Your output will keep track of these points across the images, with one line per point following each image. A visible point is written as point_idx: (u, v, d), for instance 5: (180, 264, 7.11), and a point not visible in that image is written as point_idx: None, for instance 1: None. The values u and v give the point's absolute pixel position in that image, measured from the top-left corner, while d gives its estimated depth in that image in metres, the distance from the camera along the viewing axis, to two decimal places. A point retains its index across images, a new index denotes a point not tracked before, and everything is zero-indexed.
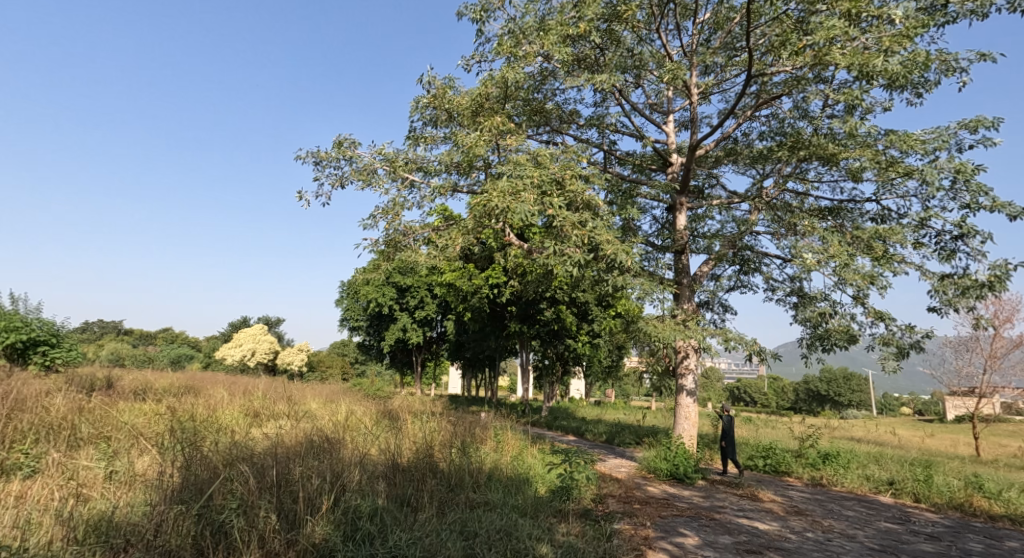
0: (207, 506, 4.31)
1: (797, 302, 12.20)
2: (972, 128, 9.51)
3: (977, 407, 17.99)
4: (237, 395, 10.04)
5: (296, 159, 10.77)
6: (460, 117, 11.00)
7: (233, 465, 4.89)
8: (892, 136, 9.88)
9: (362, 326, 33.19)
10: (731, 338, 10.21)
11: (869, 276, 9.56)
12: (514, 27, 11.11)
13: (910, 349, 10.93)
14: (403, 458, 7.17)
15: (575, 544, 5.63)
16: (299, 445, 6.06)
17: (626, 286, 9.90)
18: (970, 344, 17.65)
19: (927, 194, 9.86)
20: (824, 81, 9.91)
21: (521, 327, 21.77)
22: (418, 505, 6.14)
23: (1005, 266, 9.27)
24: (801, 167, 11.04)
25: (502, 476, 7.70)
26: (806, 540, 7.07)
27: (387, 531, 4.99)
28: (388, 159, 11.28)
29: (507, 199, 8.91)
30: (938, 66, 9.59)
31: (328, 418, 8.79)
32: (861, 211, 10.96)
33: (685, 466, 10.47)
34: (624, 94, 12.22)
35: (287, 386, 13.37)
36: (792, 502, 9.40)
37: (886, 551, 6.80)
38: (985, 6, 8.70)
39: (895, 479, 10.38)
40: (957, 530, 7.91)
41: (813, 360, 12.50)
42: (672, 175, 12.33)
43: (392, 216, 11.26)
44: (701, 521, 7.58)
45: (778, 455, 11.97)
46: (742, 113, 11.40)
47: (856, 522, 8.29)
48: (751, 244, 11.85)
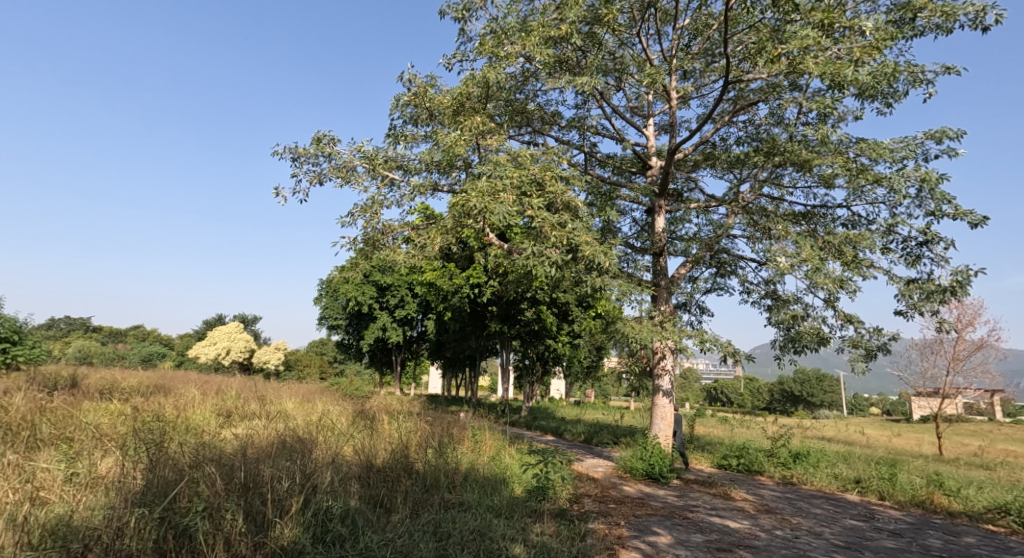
0: (171, 509, 4.26)
1: (771, 305, 12.43)
2: (937, 138, 9.82)
3: (940, 408, 18.61)
4: (209, 394, 9.88)
5: (273, 154, 10.46)
6: (441, 116, 10.96)
7: (201, 466, 4.82)
8: (862, 144, 10.14)
9: (341, 325, 32.91)
10: (707, 340, 10.35)
11: (839, 279, 9.80)
12: (497, 27, 11.14)
13: (878, 351, 11.21)
14: (378, 458, 7.15)
15: (549, 543, 5.68)
16: (270, 445, 5.99)
17: (605, 287, 9.97)
18: (934, 346, 18.21)
19: (895, 201, 10.15)
20: (798, 88, 10.13)
21: (501, 327, 21.82)
22: (392, 506, 6.13)
23: (967, 272, 9.59)
24: (776, 172, 11.27)
25: (478, 477, 7.71)
26: (775, 538, 7.22)
27: (358, 532, 4.99)
28: (368, 157, 11.22)
29: (486, 200, 8.93)
30: (907, 77, 9.88)
31: (302, 418, 8.68)
32: (833, 216, 11.23)
33: (660, 465, 10.58)
34: (605, 96, 12.33)
35: (263, 385, 13.21)
36: (763, 501, 9.58)
37: (851, 548, 6.98)
38: (951, 20, 8.97)
39: (862, 478, 10.66)
40: (918, 527, 8.16)
41: (786, 361, 12.76)
42: (651, 178, 12.46)
43: (371, 214, 11.18)
44: (674, 520, 7.69)
45: (750, 455, 12.17)
46: (720, 118, 11.58)
47: (824, 520, 8.48)
48: (728, 247, 12.06)
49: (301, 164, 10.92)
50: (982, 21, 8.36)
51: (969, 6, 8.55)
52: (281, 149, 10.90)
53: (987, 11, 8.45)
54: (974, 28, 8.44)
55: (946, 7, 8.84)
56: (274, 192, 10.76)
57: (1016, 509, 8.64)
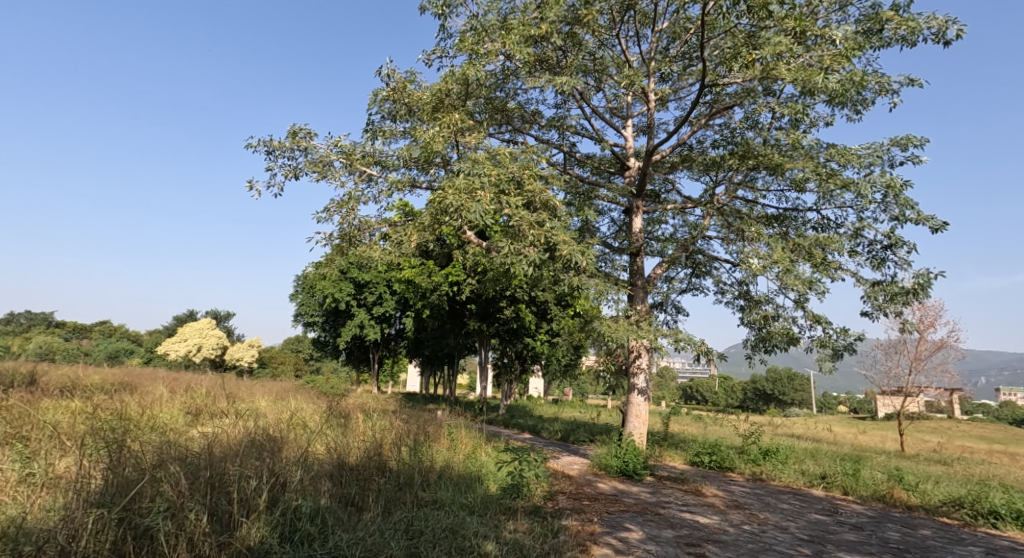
0: (131, 509, 4.19)
1: (744, 305, 12.68)
2: (903, 145, 10.12)
3: (903, 406, 19.17)
4: (178, 392, 9.67)
5: (248, 146, 10.73)
6: (420, 112, 10.91)
7: (164, 465, 4.74)
8: (832, 149, 10.39)
9: (317, 321, 32.50)
10: (681, 339, 10.51)
11: (808, 281, 10.04)
12: (477, 24, 11.12)
13: (844, 351, 11.51)
14: (350, 457, 7.11)
15: (521, 540, 5.73)
16: (238, 442, 5.91)
17: (582, 286, 10.04)
18: (898, 346, 18.75)
19: (862, 206, 10.44)
20: (772, 93, 10.33)
21: (480, 325, 21.85)
22: (364, 504, 6.10)
23: (928, 275, 9.92)
24: (750, 175, 11.49)
25: (453, 475, 7.72)
26: (742, 533, 7.38)
27: (328, 531, 4.96)
28: (345, 152, 11.12)
29: (462, 198, 8.94)
30: (874, 86, 10.15)
31: (273, 417, 8.56)
32: (803, 219, 11.51)
33: (635, 463, 10.73)
34: (585, 96, 12.41)
35: (235, 383, 12.99)
36: (733, 497, 9.79)
37: (815, 541, 7.17)
38: (915, 34, 9.24)
39: (827, 473, 10.96)
40: (878, 520, 8.42)
41: (757, 360, 13.03)
42: (629, 178, 12.58)
43: (348, 210, 11.09)
44: (646, 516, 7.82)
45: (722, 452, 12.38)
46: (697, 121, 11.75)
47: (790, 515, 8.70)
48: (703, 248, 12.28)
49: (276, 157, 10.78)
50: (944, 35, 8.64)
51: (932, 20, 8.82)
52: (255, 142, 10.74)
53: (949, 25, 8.73)
54: (936, 42, 8.73)
55: (911, 21, 9.11)
56: (247, 184, 10.63)
57: (970, 502, 8.98)
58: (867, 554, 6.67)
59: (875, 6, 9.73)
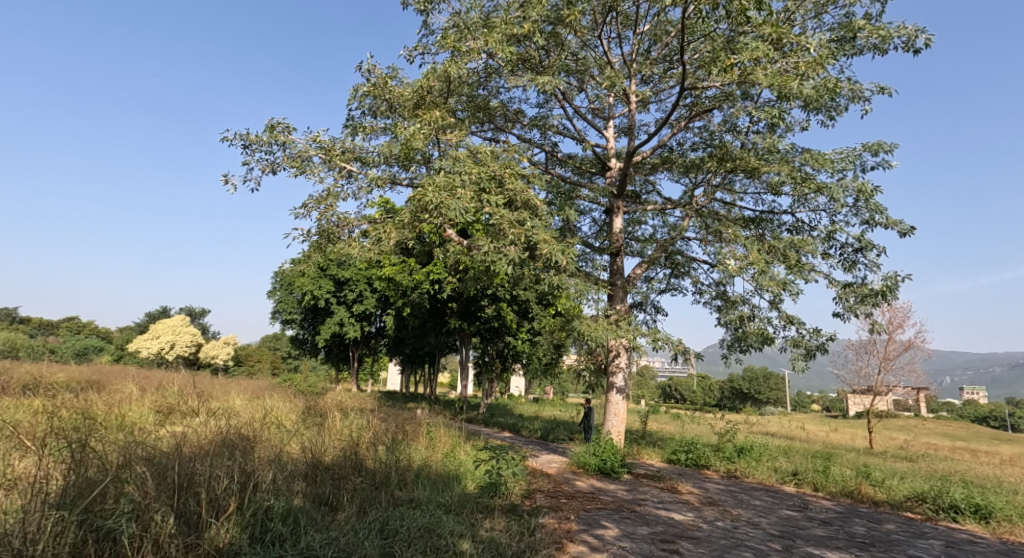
0: (93, 511, 4.11)
1: (721, 305, 12.87)
2: (874, 150, 10.36)
3: (872, 405, 19.66)
4: (148, 390, 9.46)
5: (223, 140, 10.32)
6: (401, 109, 10.83)
7: (130, 465, 4.66)
8: (807, 154, 10.59)
9: (295, 319, 32.08)
10: (659, 338, 10.62)
11: (782, 282, 10.23)
12: (459, 21, 11.10)
13: (817, 351, 11.75)
14: (326, 456, 7.04)
15: (497, 538, 5.75)
16: (210, 441, 5.82)
17: (563, 285, 10.07)
18: (868, 346, 19.23)
19: (834, 209, 10.67)
20: (750, 98, 10.47)
21: (461, 324, 21.82)
22: (338, 504, 6.06)
23: (896, 278, 10.18)
24: (728, 178, 11.64)
25: (430, 474, 7.71)
26: (715, 529, 7.50)
27: (301, 532, 4.92)
28: (324, 147, 10.99)
29: (442, 195, 8.91)
30: (848, 93, 10.38)
31: (247, 415, 8.42)
32: (779, 221, 11.71)
33: (612, 461, 10.83)
34: (567, 96, 12.46)
35: (208, 381, 12.74)
36: (708, 494, 9.93)
37: (785, 536, 7.31)
38: (886, 42, 9.46)
39: (798, 470, 11.19)
40: (846, 515, 8.62)
41: (733, 360, 13.21)
42: (610, 178, 12.64)
43: (326, 206, 10.97)
44: (622, 513, 7.90)
45: (698, 450, 12.54)
46: (677, 123, 11.87)
47: (762, 511, 8.87)
48: (682, 248, 12.42)
49: (253, 151, 10.61)
50: (913, 45, 8.87)
51: (902, 29, 9.04)
52: (232, 136, 10.55)
53: (917, 35, 8.96)
54: (905, 50, 8.96)
55: (882, 30, 9.33)
56: (222, 178, 10.45)
57: (932, 497, 9.24)
58: (834, 548, 6.83)
59: (849, 14, 9.94)
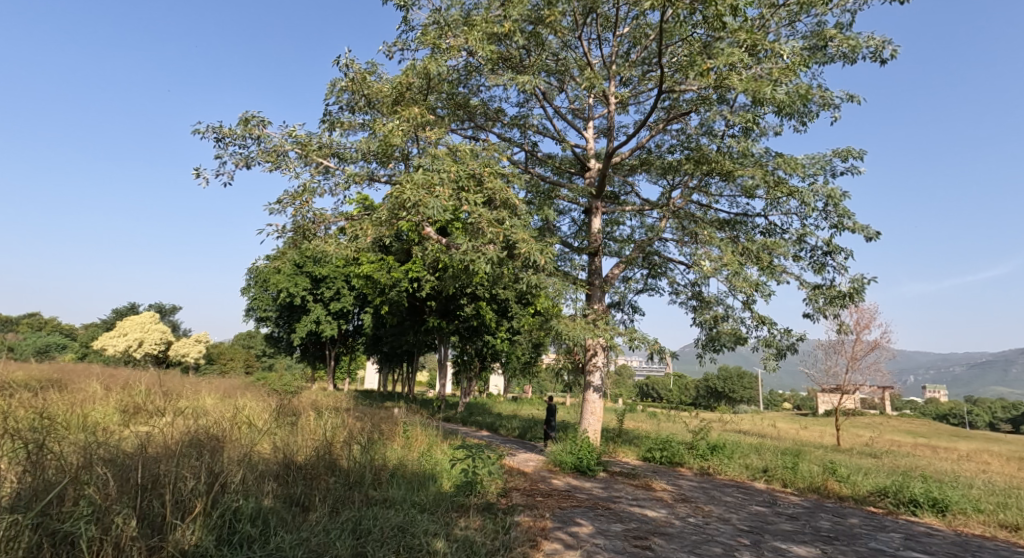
0: (49, 514, 3.99)
1: (696, 305, 13.05)
2: (843, 156, 10.62)
3: (840, 404, 20.16)
4: (114, 390, 9.20)
5: (195, 132, 10.07)
6: (380, 105, 10.73)
7: (91, 466, 4.55)
8: (779, 158, 10.80)
9: (270, 317, 31.59)
10: (636, 338, 10.72)
11: (755, 283, 10.41)
12: (440, 18, 11.02)
13: (787, 351, 11.99)
14: (299, 456, 6.95)
15: (471, 537, 5.75)
16: (177, 441, 5.70)
17: (541, 285, 10.10)
18: (837, 346, 19.72)
19: (805, 213, 10.91)
20: (725, 102, 10.63)
21: (440, 322, 21.77)
22: (310, 504, 6.00)
23: (863, 280, 10.46)
24: (705, 181, 11.81)
25: (406, 473, 7.68)
26: (687, 525, 7.61)
27: (270, 533, 4.86)
28: (300, 142, 10.84)
29: (420, 193, 8.86)
30: (819, 100, 10.61)
31: (218, 415, 8.25)
32: (753, 224, 11.92)
33: (588, 459, 10.92)
34: (548, 96, 12.51)
35: (177, 379, 12.44)
36: (681, 491, 10.07)
37: (754, 532, 7.46)
38: (855, 52, 9.70)
39: (769, 467, 11.43)
40: (812, 510, 8.83)
41: (707, 359, 13.41)
42: (589, 178, 12.72)
43: (302, 202, 10.83)
44: (597, 510, 7.97)
45: (673, 448, 12.71)
46: (656, 125, 11.99)
47: (733, 507, 9.03)
48: (659, 249, 12.57)
49: (226, 145, 10.40)
50: (880, 55, 9.12)
51: (870, 40, 9.28)
52: (204, 128, 10.32)
53: (885, 45, 9.21)
54: (874, 60, 9.20)
55: (852, 39, 9.56)
56: (194, 171, 10.22)
57: (894, 492, 9.51)
58: (800, 542, 6.99)
59: (821, 23, 10.16)
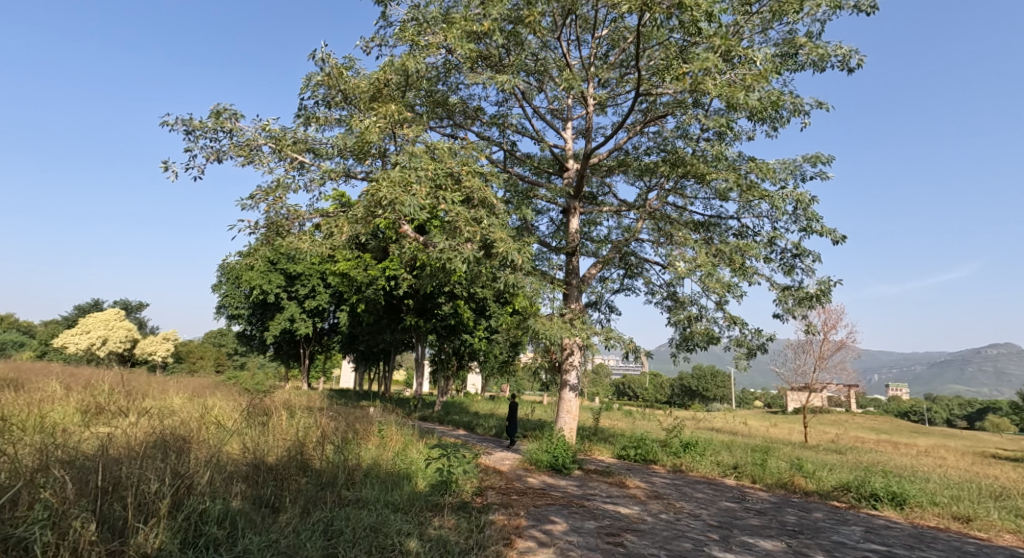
0: (2, 520, 3.87)
1: (671, 305, 13.23)
2: (812, 162, 10.87)
3: (807, 402, 20.64)
4: (76, 389, 8.93)
5: (164, 125, 9.82)
6: (357, 100, 10.61)
7: (48, 469, 4.42)
8: (752, 163, 11.00)
9: (243, 314, 31.02)
10: (612, 337, 10.80)
11: (727, 284, 10.59)
12: (419, 15, 10.95)
13: (758, 350, 12.23)
14: (269, 457, 6.85)
15: (445, 536, 5.73)
16: (141, 443, 5.57)
17: (518, 284, 10.10)
18: (805, 346, 20.16)
19: (775, 216, 11.15)
20: (700, 106, 10.78)
21: (417, 320, 21.66)
22: (280, 506, 5.92)
23: (830, 282, 10.73)
24: (680, 183, 11.96)
25: (380, 473, 7.63)
26: (659, 521, 7.71)
27: (237, 535, 4.78)
28: (274, 137, 10.66)
29: (396, 191, 8.79)
30: (790, 106, 10.83)
31: (187, 415, 8.08)
32: (726, 226, 12.13)
33: (564, 457, 10.98)
34: (527, 96, 12.54)
35: (143, 379, 12.13)
36: (654, 488, 10.22)
37: (723, 527, 7.60)
38: (825, 60, 9.95)
39: (739, 464, 11.64)
40: (779, 506, 9.04)
41: (680, 358, 13.59)
42: (568, 179, 12.78)
43: (275, 198, 10.66)
44: (571, 508, 8.03)
45: (647, 445, 12.87)
46: (633, 127, 12.10)
47: (703, 503, 9.20)
48: (635, 250, 12.71)
49: (197, 138, 10.18)
50: (848, 64, 9.36)
51: (838, 49, 9.52)
52: (173, 121, 10.07)
53: (852, 55, 9.46)
54: (841, 69, 9.43)
55: (821, 48, 9.80)
56: (163, 164, 9.97)
57: (856, 487, 9.79)
58: (767, 537, 7.15)
59: (792, 32, 10.38)
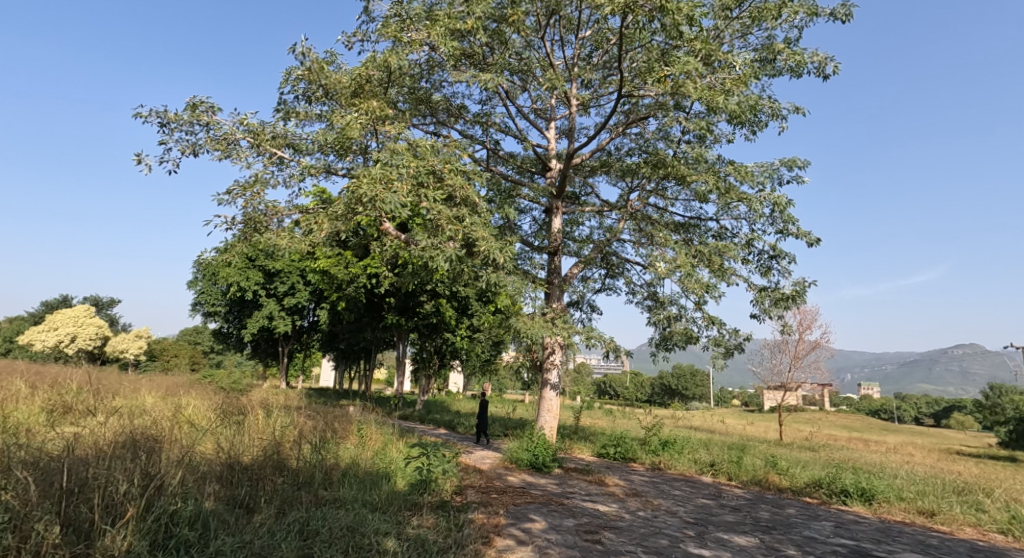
0: None
1: (651, 305, 13.34)
2: (789, 165, 11.05)
3: (783, 400, 20.99)
4: (42, 388, 8.68)
5: (138, 116, 9.61)
6: (338, 96, 10.49)
7: (9, 471, 4.30)
8: (731, 165, 11.14)
9: (220, 311, 30.52)
10: (593, 337, 10.84)
11: (706, 285, 10.72)
12: (402, 12, 10.87)
13: (735, 350, 12.40)
14: (244, 456, 6.75)
15: (423, 535, 5.70)
16: (109, 443, 5.46)
17: (500, 283, 10.10)
18: (782, 346, 20.49)
19: (753, 219, 11.33)
20: (681, 108, 10.88)
21: (399, 319, 21.54)
22: (255, 506, 5.83)
23: (805, 283, 10.93)
24: (662, 184, 12.06)
25: (358, 472, 7.57)
26: (636, 518, 7.78)
27: (209, 536, 4.71)
28: (252, 131, 10.49)
29: (377, 188, 8.70)
30: (768, 111, 11.00)
31: (159, 415, 7.91)
32: (706, 227, 12.28)
33: (544, 456, 11.02)
34: (510, 95, 12.54)
35: (114, 377, 11.84)
36: (632, 485, 10.31)
37: (698, 523, 7.70)
38: (801, 66, 10.12)
39: (715, 461, 11.80)
40: (754, 502, 9.18)
41: (660, 358, 13.71)
42: (551, 178, 12.81)
43: (253, 194, 10.49)
44: (550, 506, 8.06)
45: (626, 444, 12.97)
46: (616, 128, 12.16)
47: (680, 500, 9.30)
48: (617, 250, 12.79)
49: (172, 131, 9.97)
50: (823, 70, 9.53)
51: (814, 56, 9.68)
52: (147, 112, 9.85)
53: (827, 62, 9.64)
54: (817, 76, 9.60)
55: (798, 54, 9.97)
56: (136, 157, 9.74)
57: (828, 483, 9.99)
58: (741, 533, 7.26)
59: (771, 37, 10.54)
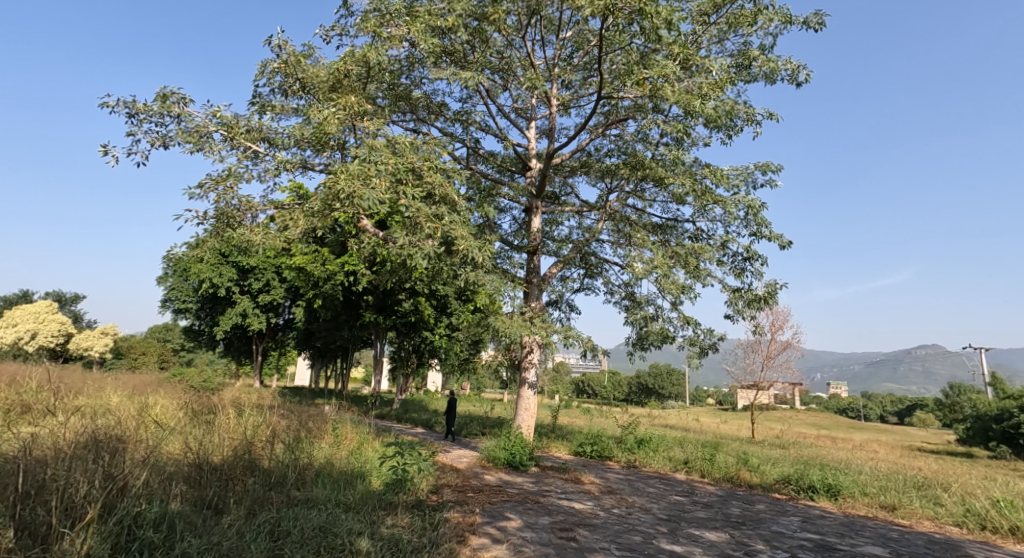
0: None
1: (628, 305, 13.45)
2: (762, 169, 11.24)
3: (755, 399, 21.32)
4: (2, 386, 8.38)
5: (105, 106, 9.36)
6: (316, 90, 10.34)
7: None
8: (707, 168, 11.28)
9: (191, 308, 29.88)
10: (570, 336, 10.88)
11: (681, 285, 10.86)
12: (381, 7, 10.75)
13: (709, 350, 12.57)
14: (214, 456, 6.62)
15: (397, 535, 5.67)
16: (70, 444, 5.30)
17: (479, 282, 10.08)
18: (755, 346, 20.82)
19: (728, 221, 11.50)
20: (660, 111, 10.98)
21: (376, 317, 21.36)
22: (225, 507, 5.73)
23: (777, 284, 11.13)
24: (640, 185, 12.16)
25: (332, 472, 7.49)
26: (610, 516, 7.85)
27: (175, 539, 4.61)
28: (225, 124, 10.28)
29: (355, 184, 8.59)
30: (744, 116, 11.17)
31: (126, 414, 7.70)
32: (682, 229, 12.42)
33: (521, 454, 11.03)
34: (491, 94, 12.51)
35: (79, 376, 11.50)
36: (608, 483, 10.40)
37: (671, 520, 7.80)
38: (776, 73, 10.29)
39: (689, 459, 11.96)
40: (726, 498, 9.33)
41: (636, 357, 13.84)
42: (531, 178, 12.83)
43: (226, 188, 10.29)
44: (526, 504, 8.08)
45: (602, 442, 13.06)
46: (596, 129, 12.22)
47: (654, 497, 9.41)
48: (595, 250, 12.87)
49: (141, 122, 9.72)
50: (796, 78, 9.71)
51: (789, 63, 9.85)
52: (115, 103, 9.59)
53: (800, 69, 9.82)
54: (790, 83, 9.78)
55: (772, 61, 10.14)
56: (103, 149, 9.48)
57: (796, 479, 10.20)
58: (712, 529, 7.38)
59: (747, 43, 10.70)
